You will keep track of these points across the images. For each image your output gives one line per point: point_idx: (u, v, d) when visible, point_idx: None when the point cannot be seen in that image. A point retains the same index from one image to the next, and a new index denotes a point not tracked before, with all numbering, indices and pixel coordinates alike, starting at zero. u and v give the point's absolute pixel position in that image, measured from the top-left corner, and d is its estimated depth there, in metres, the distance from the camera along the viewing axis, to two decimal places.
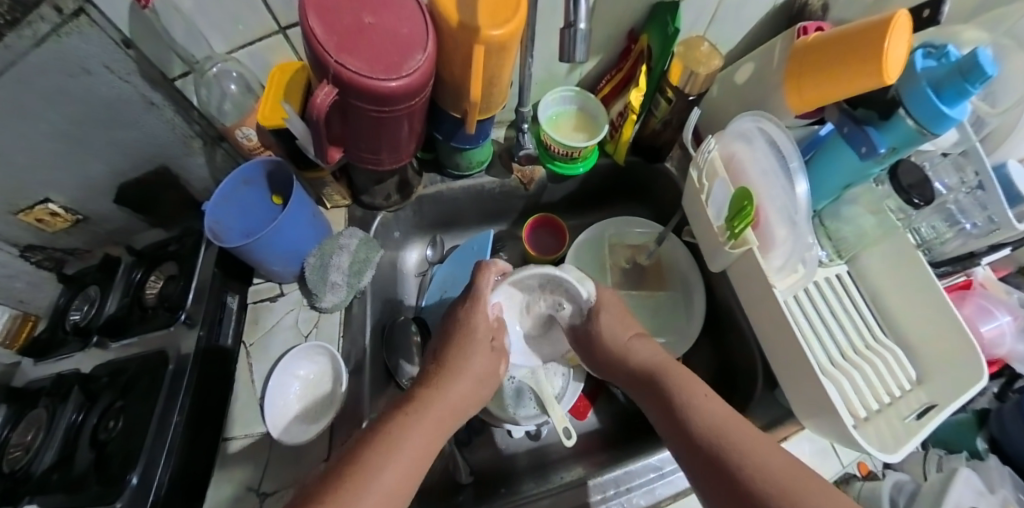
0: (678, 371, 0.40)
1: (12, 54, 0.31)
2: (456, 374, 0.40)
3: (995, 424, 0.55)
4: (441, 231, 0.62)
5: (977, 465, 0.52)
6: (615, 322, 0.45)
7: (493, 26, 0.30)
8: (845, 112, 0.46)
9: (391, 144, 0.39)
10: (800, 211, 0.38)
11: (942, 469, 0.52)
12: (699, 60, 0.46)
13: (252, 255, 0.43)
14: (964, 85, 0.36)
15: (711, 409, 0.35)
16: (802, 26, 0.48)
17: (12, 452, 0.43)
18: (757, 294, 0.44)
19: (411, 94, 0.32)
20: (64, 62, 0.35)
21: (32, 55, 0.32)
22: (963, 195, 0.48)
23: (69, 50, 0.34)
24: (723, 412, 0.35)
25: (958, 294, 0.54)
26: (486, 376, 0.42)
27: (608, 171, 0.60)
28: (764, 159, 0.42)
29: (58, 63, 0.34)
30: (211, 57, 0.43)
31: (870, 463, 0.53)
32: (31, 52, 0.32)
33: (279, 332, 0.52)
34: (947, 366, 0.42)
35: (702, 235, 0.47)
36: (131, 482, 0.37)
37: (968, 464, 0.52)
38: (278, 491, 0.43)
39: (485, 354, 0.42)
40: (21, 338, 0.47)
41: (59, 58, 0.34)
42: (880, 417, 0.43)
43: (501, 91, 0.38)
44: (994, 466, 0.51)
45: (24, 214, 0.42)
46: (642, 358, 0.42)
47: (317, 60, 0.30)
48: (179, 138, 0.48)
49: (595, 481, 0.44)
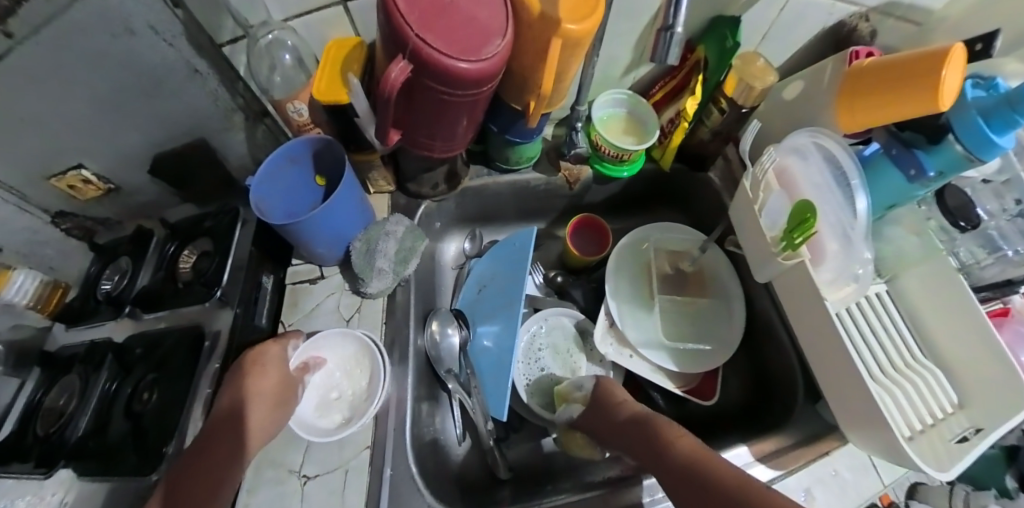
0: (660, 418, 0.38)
1: (54, 5, 0.29)
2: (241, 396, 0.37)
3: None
4: (480, 225, 0.62)
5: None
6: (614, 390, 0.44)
7: (574, 20, 0.30)
8: (892, 135, 0.46)
9: (450, 130, 0.38)
10: (858, 227, 0.39)
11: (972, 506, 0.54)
12: (755, 74, 0.45)
13: (300, 233, 0.43)
14: (1011, 114, 0.37)
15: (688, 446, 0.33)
16: (854, 50, 0.47)
17: (49, 414, 0.45)
18: (807, 307, 0.44)
19: (481, 81, 0.32)
20: (107, 19, 0.32)
21: (74, 10, 0.30)
22: (1004, 221, 0.49)
23: (114, 7, 0.32)
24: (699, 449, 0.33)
25: (995, 321, 0.54)
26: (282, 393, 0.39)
27: (651, 178, 0.60)
28: (818, 174, 0.43)
29: (98, 19, 0.32)
30: (267, 24, 0.42)
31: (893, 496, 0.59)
32: (73, 6, 0.30)
33: (319, 314, 0.50)
34: (991, 391, 0.42)
35: (751, 245, 0.47)
36: (166, 453, 0.40)
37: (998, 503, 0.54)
38: (323, 475, 0.40)
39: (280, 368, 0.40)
40: (52, 304, 0.49)
41: (101, 14, 0.32)
42: (923, 438, 0.43)
43: (566, 86, 0.38)
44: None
45: (57, 180, 0.43)
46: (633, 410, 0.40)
47: (394, 34, 0.30)
48: (221, 111, 0.47)
49: (654, 479, 0.44)
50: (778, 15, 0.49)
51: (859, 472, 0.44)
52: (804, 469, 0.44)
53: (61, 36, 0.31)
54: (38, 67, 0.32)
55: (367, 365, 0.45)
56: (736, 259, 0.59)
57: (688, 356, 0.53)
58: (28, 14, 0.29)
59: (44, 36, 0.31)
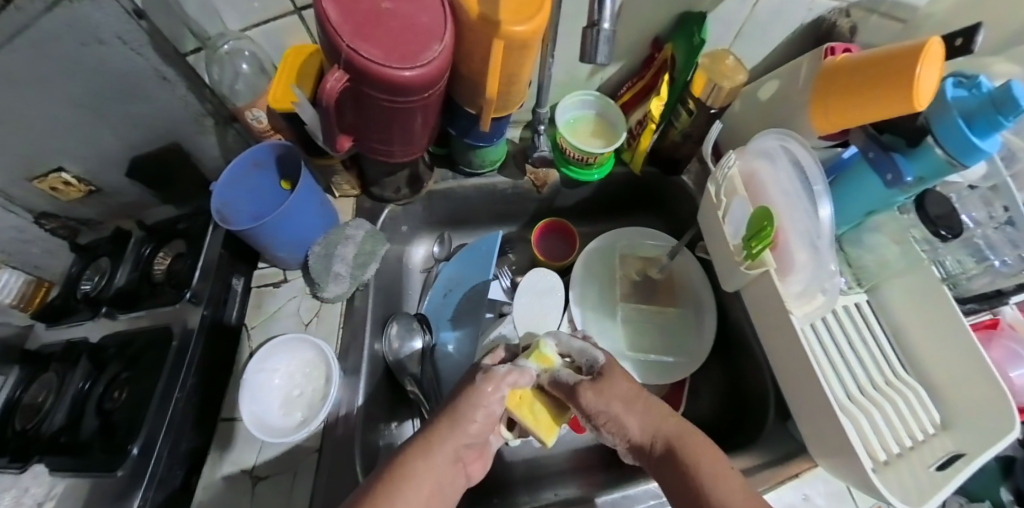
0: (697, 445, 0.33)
1: (24, 17, 0.30)
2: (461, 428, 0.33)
3: None
4: (450, 228, 0.62)
5: None
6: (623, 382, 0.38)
7: (516, 22, 0.30)
8: (871, 137, 0.44)
9: (403, 135, 0.38)
10: (822, 236, 0.37)
11: None
12: (723, 73, 0.45)
13: (259, 238, 0.43)
14: (995, 116, 0.34)
15: (730, 489, 0.29)
16: (831, 46, 0.46)
17: (25, 411, 0.42)
18: (773, 319, 0.43)
19: (426, 86, 0.31)
20: (78, 30, 0.33)
21: (46, 20, 0.31)
22: (992, 230, 0.46)
23: (83, 18, 0.33)
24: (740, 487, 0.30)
25: (985, 334, 0.52)
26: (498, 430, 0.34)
27: (624, 182, 0.59)
28: (786, 181, 0.41)
29: (70, 30, 0.33)
30: (223, 35, 0.43)
31: None
32: (45, 16, 0.31)
33: (281, 317, 0.50)
34: (978, 414, 0.39)
35: (718, 253, 0.47)
36: (131, 452, 0.38)
37: None
38: (272, 476, 0.42)
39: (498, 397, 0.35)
40: (35, 303, 0.47)
41: (71, 25, 0.33)
42: (902, 462, 0.40)
43: (519, 88, 0.38)
44: None
45: (39, 182, 0.42)
46: (650, 426, 0.36)
47: (330, 43, 0.29)
48: (191, 116, 0.47)
49: (607, 498, 0.43)
50: (751, 12, 0.48)
51: (832, 498, 0.43)
52: (772, 492, 0.43)
53: (34, 46, 0.32)
54: (14, 75, 0.33)
55: (324, 372, 0.45)
56: (708, 265, 0.58)
57: (652, 369, 0.53)
58: (4, 22, 0.30)
59: (17, 44, 0.31)
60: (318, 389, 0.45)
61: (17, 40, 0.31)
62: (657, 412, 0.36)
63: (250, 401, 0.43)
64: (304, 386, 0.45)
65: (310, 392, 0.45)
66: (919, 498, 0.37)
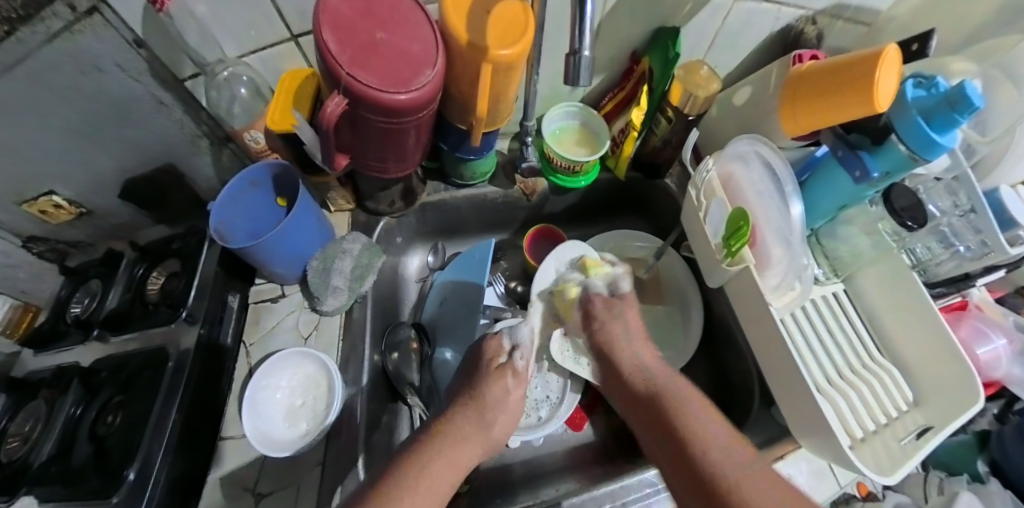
0: (680, 394, 0.42)
1: (23, 47, 0.31)
2: (459, 438, 0.40)
3: (997, 447, 0.52)
4: (443, 238, 0.64)
5: (979, 490, 0.50)
6: (621, 340, 0.48)
7: (501, 46, 0.32)
8: (839, 137, 0.46)
9: (397, 153, 0.39)
10: (794, 233, 0.40)
11: (945, 493, 0.50)
12: (698, 83, 0.50)
13: (257, 256, 0.44)
14: (952, 115, 0.36)
15: (721, 435, 0.37)
16: (797, 54, 0.49)
17: (11, 441, 0.42)
18: (754, 313, 0.46)
19: (420, 108, 0.33)
20: (76, 59, 0.35)
21: (44, 50, 0.32)
22: (956, 218, 0.48)
23: (80, 47, 0.34)
24: (731, 435, 0.37)
25: (954, 316, 0.55)
26: (487, 407, 0.43)
27: (610, 186, 0.62)
28: (756, 179, 0.44)
29: (68, 59, 0.34)
30: (222, 61, 0.43)
31: (870, 484, 0.51)
32: (45, 47, 0.32)
33: (280, 332, 0.51)
34: (945, 389, 0.42)
35: (700, 252, 0.50)
36: (128, 477, 0.38)
37: (970, 489, 0.50)
38: (274, 493, 0.42)
39: (496, 381, 0.44)
40: (21, 328, 0.46)
41: (69, 54, 0.34)
42: (877, 438, 0.43)
43: (506, 106, 0.40)
44: (996, 491, 0.49)
45: (27, 206, 0.42)
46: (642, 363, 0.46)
47: (329, 72, 0.30)
48: (187, 137, 0.48)
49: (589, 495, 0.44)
50: (722, 25, 0.50)
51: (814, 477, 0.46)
52: None
53: (32, 74, 0.33)
54: (11, 104, 0.34)
55: (325, 384, 0.47)
56: (694, 264, 0.61)
57: None
58: (3, 52, 0.30)
59: (15, 73, 0.32)
60: (303, 412, 0.46)
61: (14, 69, 0.32)
62: (628, 362, 0.47)
63: (254, 417, 0.44)
64: (296, 405, 0.46)
65: (303, 410, 0.46)
66: (906, 457, 0.40)
